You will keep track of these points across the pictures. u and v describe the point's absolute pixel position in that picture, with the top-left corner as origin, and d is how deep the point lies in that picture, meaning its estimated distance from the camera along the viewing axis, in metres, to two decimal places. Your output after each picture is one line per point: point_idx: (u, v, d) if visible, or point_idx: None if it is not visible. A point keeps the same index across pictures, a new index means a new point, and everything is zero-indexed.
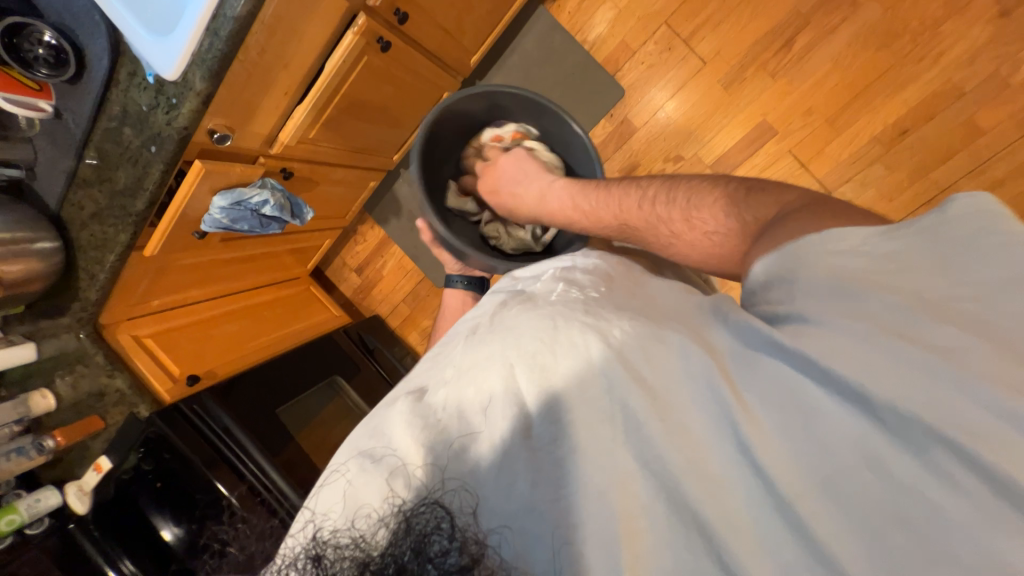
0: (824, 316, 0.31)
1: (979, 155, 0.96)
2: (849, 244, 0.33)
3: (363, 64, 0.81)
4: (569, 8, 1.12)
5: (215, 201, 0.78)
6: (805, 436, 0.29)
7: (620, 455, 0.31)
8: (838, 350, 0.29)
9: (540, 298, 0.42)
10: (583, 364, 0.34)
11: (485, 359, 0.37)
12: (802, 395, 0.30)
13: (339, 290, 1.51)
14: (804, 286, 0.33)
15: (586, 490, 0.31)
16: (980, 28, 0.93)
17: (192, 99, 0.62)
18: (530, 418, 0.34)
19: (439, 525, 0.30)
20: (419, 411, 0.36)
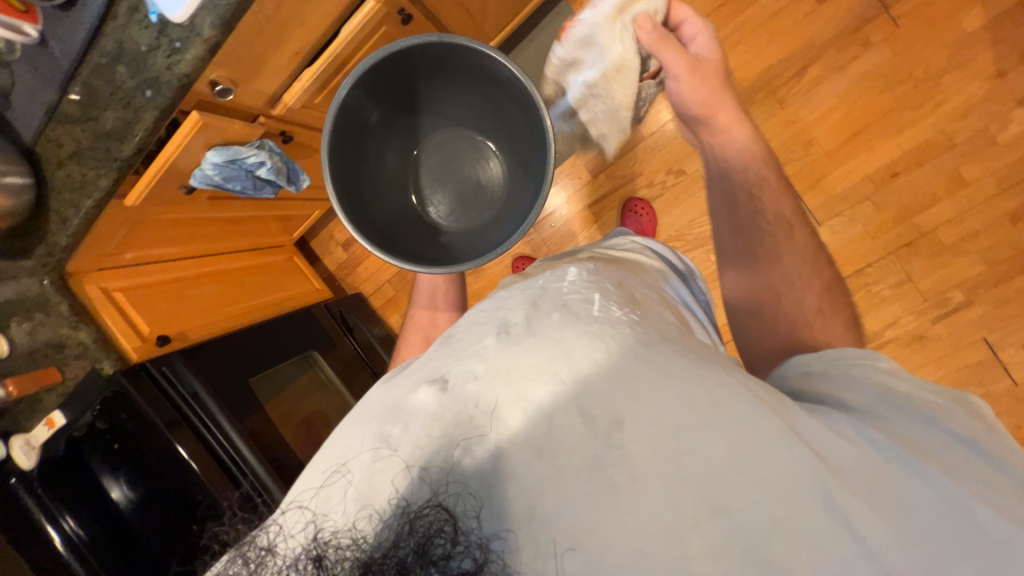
0: (891, 415, 0.39)
1: (961, 206, 1.01)
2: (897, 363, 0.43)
3: (380, 34, 0.78)
4: None
5: (209, 155, 0.74)
6: (872, 502, 0.34)
7: (689, 495, 0.34)
8: (917, 450, 0.37)
9: (580, 309, 0.43)
10: (649, 397, 0.37)
11: (530, 368, 0.39)
12: (880, 468, 0.36)
13: (322, 263, 1.47)
14: (869, 386, 0.41)
15: (655, 525, 0.34)
16: (977, 84, 0.97)
17: (198, 46, 0.58)
18: (585, 438, 0.36)
19: (441, 529, 0.34)
20: (443, 407, 0.39)
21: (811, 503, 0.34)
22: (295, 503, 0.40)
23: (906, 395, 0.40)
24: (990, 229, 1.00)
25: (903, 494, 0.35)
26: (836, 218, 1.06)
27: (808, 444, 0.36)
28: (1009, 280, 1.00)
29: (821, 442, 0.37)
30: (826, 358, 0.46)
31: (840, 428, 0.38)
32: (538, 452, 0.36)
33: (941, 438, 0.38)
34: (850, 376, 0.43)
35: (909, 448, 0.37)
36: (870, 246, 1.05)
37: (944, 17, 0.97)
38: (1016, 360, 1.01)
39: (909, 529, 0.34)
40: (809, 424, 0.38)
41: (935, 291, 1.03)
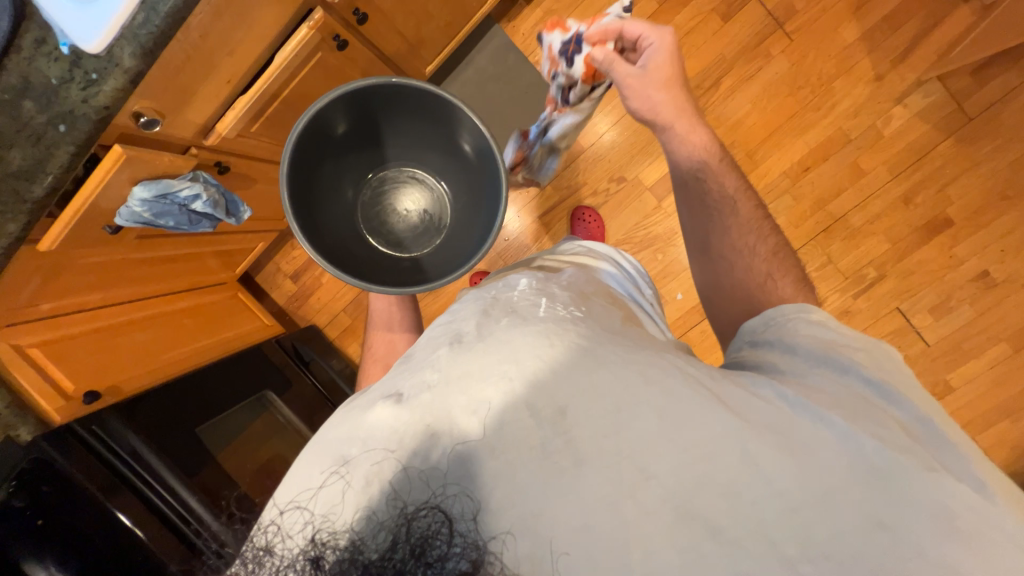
0: (806, 372, 0.42)
1: (863, 192, 1.14)
2: (817, 318, 0.46)
3: (315, 61, 0.78)
4: (523, 30, 1.18)
5: (136, 192, 0.70)
6: (786, 451, 0.37)
7: (624, 467, 0.36)
8: (832, 402, 0.39)
9: (527, 313, 0.44)
10: (590, 385, 0.38)
11: (480, 373, 0.39)
12: (793, 423, 0.38)
13: (270, 297, 1.40)
14: (797, 344, 0.44)
15: (592, 499, 0.35)
16: (861, 87, 1.12)
17: (118, 77, 0.56)
18: (530, 430, 0.37)
19: (438, 530, 0.35)
20: (404, 420, 0.39)
21: (737, 462, 0.36)
22: (294, 503, 0.39)
23: (825, 348, 0.43)
24: (889, 211, 1.13)
25: (816, 441, 0.37)
26: None
27: (728, 407, 0.38)
28: (909, 255, 1.14)
29: (742, 404, 0.39)
30: (766, 318, 0.49)
31: (757, 389, 0.40)
32: (489, 451, 0.37)
33: (853, 388, 0.41)
34: (783, 336, 0.46)
35: (821, 401, 0.39)
36: (794, 234, 1.16)
37: (828, 31, 1.11)
38: (926, 325, 1.14)
39: (818, 472, 0.36)
40: (729, 388, 0.40)
41: (853, 270, 1.15)
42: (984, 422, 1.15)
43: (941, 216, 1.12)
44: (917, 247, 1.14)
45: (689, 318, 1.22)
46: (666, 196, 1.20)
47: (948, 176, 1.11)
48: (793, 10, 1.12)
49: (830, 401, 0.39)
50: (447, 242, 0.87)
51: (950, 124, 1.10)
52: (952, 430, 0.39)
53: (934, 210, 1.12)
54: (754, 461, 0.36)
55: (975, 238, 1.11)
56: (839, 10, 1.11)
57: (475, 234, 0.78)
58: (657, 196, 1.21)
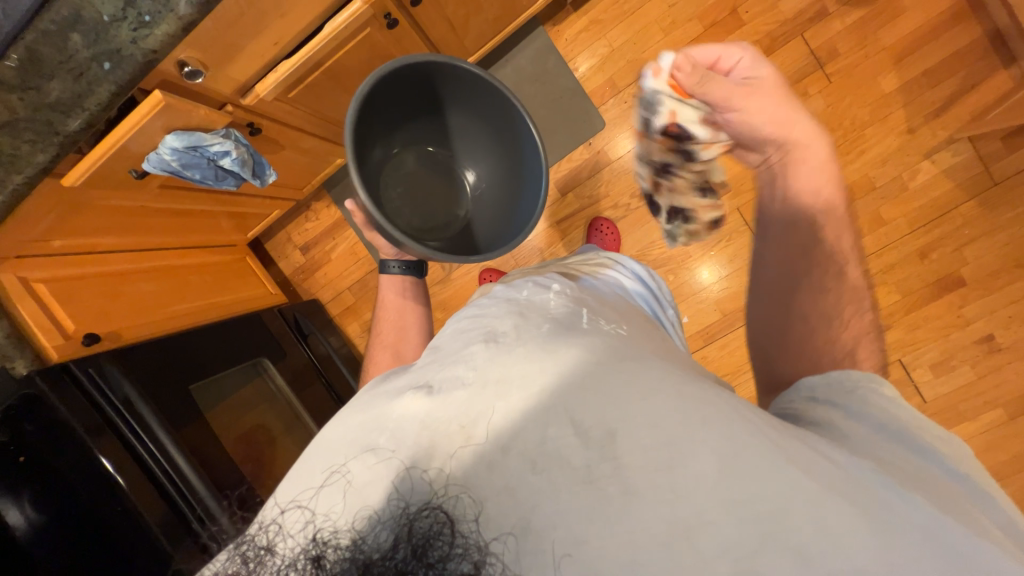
0: (879, 443, 0.39)
1: (881, 241, 1.14)
2: (887, 390, 0.43)
3: (363, 36, 0.77)
4: (567, 36, 1.18)
5: (168, 140, 0.69)
6: (872, 527, 0.33)
7: (682, 508, 0.34)
8: (913, 482, 0.36)
9: (568, 322, 0.44)
10: (628, 402, 0.37)
11: (519, 376, 0.39)
12: (875, 495, 0.35)
13: (277, 266, 1.39)
14: (867, 411, 0.42)
15: (644, 536, 0.33)
16: (893, 137, 1.12)
17: (171, 22, 0.56)
18: (575, 449, 0.36)
19: (440, 531, 0.34)
20: (432, 415, 0.39)
21: (813, 524, 0.33)
22: (294, 502, 0.39)
23: (900, 423, 0.40)
24: (903, 263, 1.14)
25: (906, 523, 0.33)
26: None
27: (806, 467, 0.35)
28: (918, 309, 1.14)
29: (822, 465, 0.36)
30: (829, 378, 0.46)
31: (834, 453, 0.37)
32: (531, 464, 0.36)
33: (932, 474, 0.38)
34: (850, 399, 0.43)
35: (905, 481, 0.36)
36: None
37: (867, 77, 1.12)
38: (925, 380, 1.14)
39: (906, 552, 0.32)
40: (798, 442, 0.37)
41: None
42: None
43: (954, 275, 1.13)
44: (926, 303, 1.14)
45: (691, 342, 1.22)
46: None
47: (966, 237, 1.12)
48: (835, 52, 1.12)
49: (912, 482, 0.36)
50: (498, 217, 0.85)
51: (975, 185, 1.11)
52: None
53: (948, 268, 1.13)
54: (840, 535, 0.32)
55: (985, 301, 1.12)
56: (882, 58, 1.11)
57: (518, 219, 0.80)
58: None
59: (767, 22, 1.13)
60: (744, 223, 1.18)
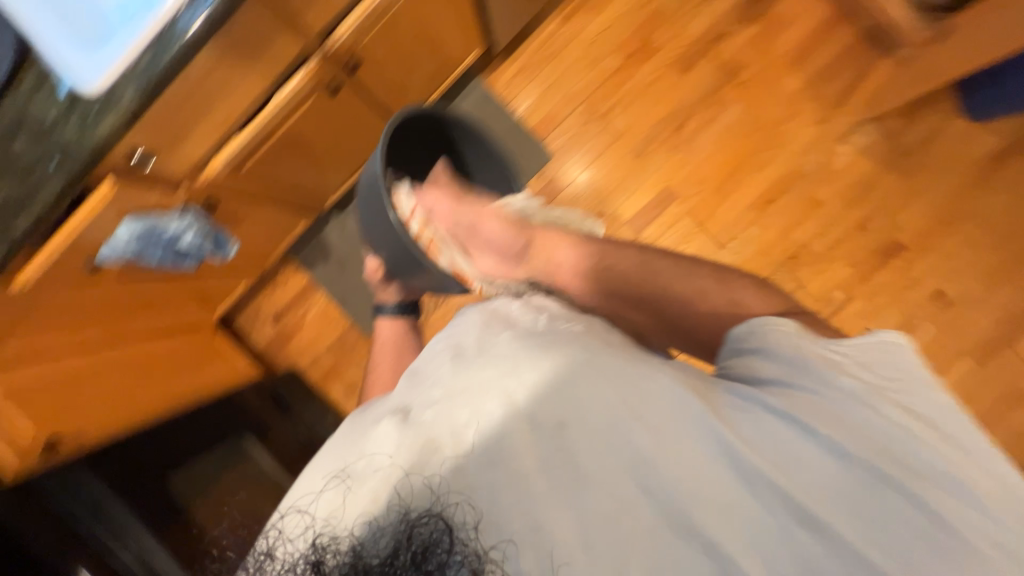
0: (817, 385, 0.42)
1: (822, 221, 1.23)
2: (785, 328, 0.46)
3: (310, 104, 0.82)
4: (502, 82, 1.27)
5: (125, 225, 0.71)
6: (793, 461, 0.39)
7: (624, 484, 0.39)
8: (837, 421, 0.40)
9: (526, 327, 0.48)
10: (582, 394, 0.40)
11: (480, 386, 0.42)
12: (794, 446, 0.40)
13: (250, 341, 1.35)
14: (790, 344, 0.44)
15: (596, 513, 0.38)
16: (809, 128, 1.24)
17: (118, 113, 0.58)
18: (530, 442, 0.40)
19: (440, 538, 0.37)
20: (408, 434, 0.41)
21: (724, 473, 0.39)
22: (295, 508, 0.42)
23: (825, 353, 0.43)
24: (847, 237, 1.23)
25: (802, 455, 0.40)
26: (733, 241, 1.24)
27: (724, 421, 0.40)
28: (871, 278, 1.22)
29: (739, 419, 0.41)
30: (749, 328, 0.48)
31: (752, 406, 0.42)
32: (493, 465, 0.39)
33: (863, 397, 0.41)
34: (765, 342, 0.46)
35: (818, 416, 0.40)
36: (763, 261, 1.24)
37: (775, 81, 1.25)
38: None
39: (819, 475, 0.39)
40: (730, 408, 0.42)
41: (822, 293, 1.22)
42: None
43: (894, 241, 1.22)
44: (877, 269, 1.23)
45: None
46: (644, 228, 1.26)
47: (895, 205, 1.22)
48: (742, 64, 1.25)
49: (831, 417, 0.40)
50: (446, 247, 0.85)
51: (889, 158, 1.22)
52: (964, 428, 0.41)
53: (886, 235, 1.22)
54: (753, 484, 0.39)
55: (927, 259, 1.21)
56: (782, 62, 1.25)
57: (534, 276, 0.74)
58: (633, 229, 1.25)
59: (678, 47, 1.26)
60: (697, 225, 1.25)
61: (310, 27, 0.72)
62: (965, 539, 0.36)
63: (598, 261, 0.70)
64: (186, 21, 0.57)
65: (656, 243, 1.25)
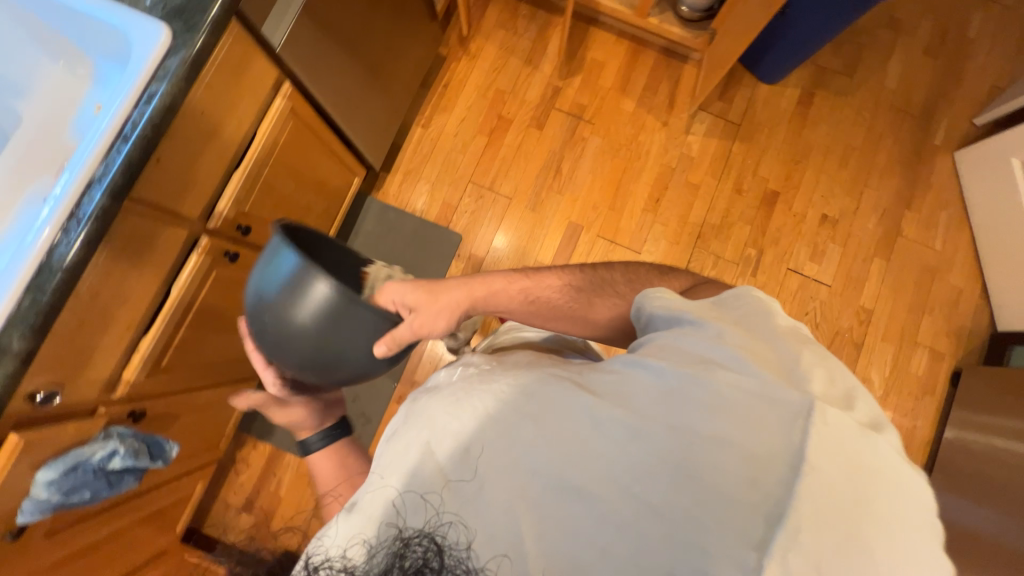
0: (660, 335, 0.50)
1: (707, 198, 1.39)
2: (661, 301, 0.53)
3: (212, 279, 0.84)
4: (392, 192, 1.38)
5: (40, 476, 0.64)
6: (644, 394, 0.45)
7: (514, 477, 0.43)
8: (674, 353, 0.46)
9: (443, 383, 0.54)
10: (485, 415, 0.47)
11: (408, 442, 0.47)
12: (639, 382, 0.45)
13: (227, 542, 1.21)
14: (652, 312, 0.53)
15: (491, 513, 0.42)
16: (658, 133, 1.44)
17: (8, 363, 0.56)
18: (447, 470, 0.45)
19: (427, 561, 0.41)
20: (374, 492, 0.46)
21: (582, 429, 0.44)
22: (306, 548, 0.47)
23: (672, 308, 0.51)
24: (732, 203, 1.39)
25: (643, 387, 0.45)
26: (647, 243, 1.36)
27: (581, 388, 0.46)
28: (768, 227, 1.37)
29: (595, 381, 0.47)
30: (636, 308, 0.56)
31: (611, 365, 0.48)
32: (433, 495, 0.44)
33: (699, 330, 0.48)
34: (644, 314, 0.55)
35: (657, 353, 0.47)
36: (679, 249, 1.35)
37: (614, 108, 1.46)
38: (815, 270, 1.34)
39: (665, 396, 0.44)
40: (590, 376, 0.48)
41: (738, 255, 1.35)
42: (913, 325, 1.32)
43: (768, 190, 1.39)
44: (769, 218, 1.38)
45: None
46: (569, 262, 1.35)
47: (753, 164, 1.42)
48: (583, 106, 1.46)
49: (668, 351, 0.47)
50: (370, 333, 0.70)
51: (729, 131, 1.44)
52: (793, 336, 0.47)
53: (760, 189, 1.40)
54: (610, 430, 0.43)
55: (800, 194, 1.39)
56: (613, 93, 1.47)
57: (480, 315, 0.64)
58: None
59: (527, 112, 1.45)
60: (611, 242, 1.36)
61: (190, 213, 0.76)
62: (760, 406, 0.41)
63: (530, 284, 0.63)
64: (61, 253, 0.58)
65: None
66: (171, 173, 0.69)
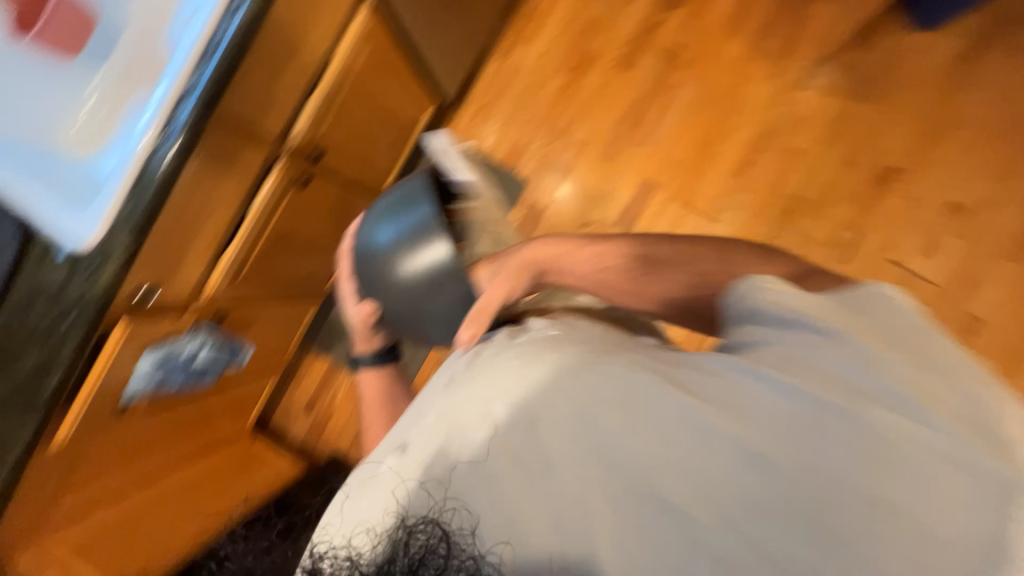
0: (777, 340, 0.43)
1: (807, 168, 1.21)
2: (779, 289, 0.45)
3: (287, 201, 0.87)
4: (461, 128, 1.33)
5: (142, 362, 0.76)
6: (763, 407, 0.39)
7: (590, 467, 0.39)
8: (800, 367, 0.40)
9: (505, 344, 0.49)
10: (557, 391, 0.42)
11: (464, 403, 0.43)
12: (756, 393, 0.39)
13: (288, 435, 1.37)
14: (766, 308, 0.45)
15: (561, 500, 0.38)
16: (765, 85, 1.25)
17: (115, 261, 0.63)
18: (506, 443, 0.41)
19: (434, 548, 0.35)
20: (412, 455, 0.43)
21: (683, 433, 0.39)
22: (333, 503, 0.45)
23: (794, 306, 0.43)
24: (837, 177, 1.20)
25: (762, 401, 0.39)
26: (726, 213, 1.23)
27: (678, 387, 0.40)
28: (876, 210, 1.19)
29: (696, 382, 0.41)
30: (735, 291, 0.48)
31: (713, 368, 0.42)
32: (479, 470, 0.40)
33: (831, 342, 0.41)
34: (749, 304, 0.46)
35: (780, 365, 0.40)
36: (763, 223, 1.22)
37: (717, 51, 1.27)
38: (924, 267, 1.16)
39: (787, 415, 0.38)
40: (689, 374, 0.42)
41: (831, 238, 1.19)
42: None
43: (887, 166, 1.19)
44: (880, 199, 1.19)
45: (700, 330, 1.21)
46: (635, 223, 1.26)
47: (875, 132, 1.20)
48: (681, 46, 1.28)
49: (792, 363, 0.40)
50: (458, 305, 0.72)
51: (854, 90, 1.21)
52: (943, 362, 0.40)
53: (877, 163, 1.19)
54: (717, 441, 0.38)
55: (927, 175, 1.17)
56: (719, 33, 1.28)
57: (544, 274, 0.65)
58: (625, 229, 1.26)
59: (615, 49, 1.30)
60: (685, 206, 1.25)
61: (268, 133, 0.78)
62: (920, 455, 0.35)
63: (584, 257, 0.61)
64: (156, 164, 0.62)
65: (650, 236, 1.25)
66: (252, 91, 0.70)
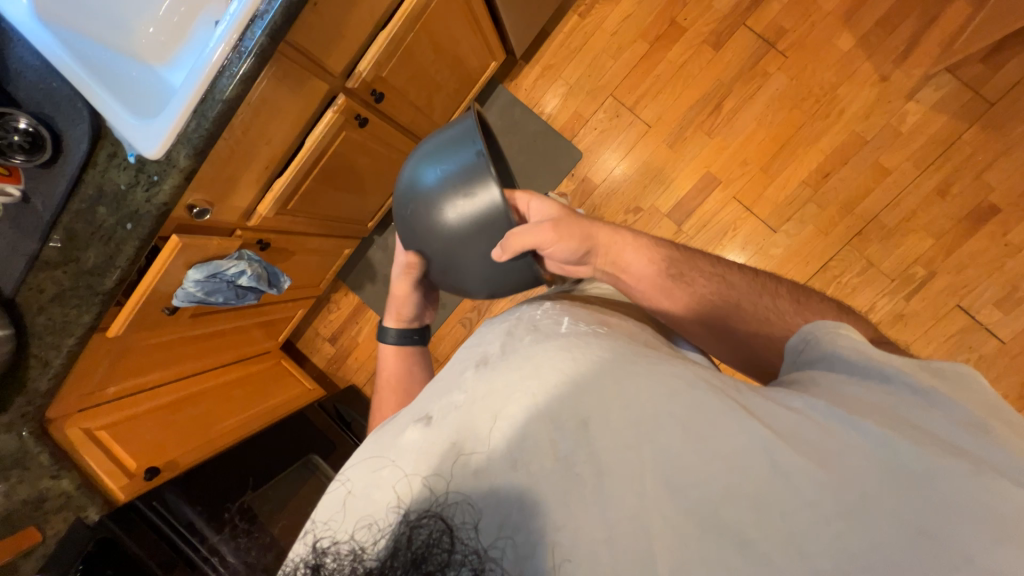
0: (862, 389, 0.38)
1: (891, 190, 1.10)
2: (853, 341, 0.42)
3: (342, 139, 0.86)
4: (525, 86, 1.27)
5: (190, 274, 0.78)
6: (860, 459, 0.33)
7: (646, 484, 0.33)
8: (899, 422, 0.35)
9: (549, 330, 0.44)
10: (611, 393, 0.37)
11: (502, 389, 0.39)
12: (852, 439, 0.34)
13: (311, 361, 1.44)
14: (843, 360, 0.41)
15: (610, 518, 0.33)
16: (868, 89, 1.12)
17: (175, 175, 0.64)
18: (550, 439, 0.35)
19: (439, 539, 0.33)
20: (433, 438, 0.38)
21: (762, 468, 0.33)
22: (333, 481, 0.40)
23: (875, 359, 0.40)
24: (923, 206, 1.09)
25: (861, 450, 0.33)
26: (788, 223, 1.15)
27: (758, 417, 0.35)
28: (958, 249, 1.08)
29: (775, 416, 0.36)
30: (804, 334, 0.46)
31: (791, 402, 0.37)
32: (510, 465, 0.35)
33: (924, 402, 0.37)
34: (825, 351, 0.43)
35: (875, 416, 0.35)
36: (826, 241, 1.13)
37: (823, 42, 1.14)
38: (995, 320, 1.06)
39: (892, 470, 0.32)
40: (771, 408, 0.36)
41: (899, 270, 1.10)
42: None
43: (986, 203, 1.06)
44: (966, 238, 1.08)
45: None
46: (688, 216, 1.19)
47: (982, 163, 1.07)
48: (783, 29, 1.15)
49: (886, 415, 0.35)
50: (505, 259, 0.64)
51: (970, 110, 1.07)
52: None
53: (975, 198, 1.07)
54: (805, 488, 0.32)
55: None
56: (831, 21, 1.13)
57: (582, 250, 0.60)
58: (675, 222, 1.20)
59: (708, 22, 1.18)
60: (745, 209, 1.17)
61: (333, 67, 0.75)
62: None
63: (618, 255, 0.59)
64: (223, 86, 0.62)
65: (699, 233, 1.18)
66: (324, 20, 0.67)
